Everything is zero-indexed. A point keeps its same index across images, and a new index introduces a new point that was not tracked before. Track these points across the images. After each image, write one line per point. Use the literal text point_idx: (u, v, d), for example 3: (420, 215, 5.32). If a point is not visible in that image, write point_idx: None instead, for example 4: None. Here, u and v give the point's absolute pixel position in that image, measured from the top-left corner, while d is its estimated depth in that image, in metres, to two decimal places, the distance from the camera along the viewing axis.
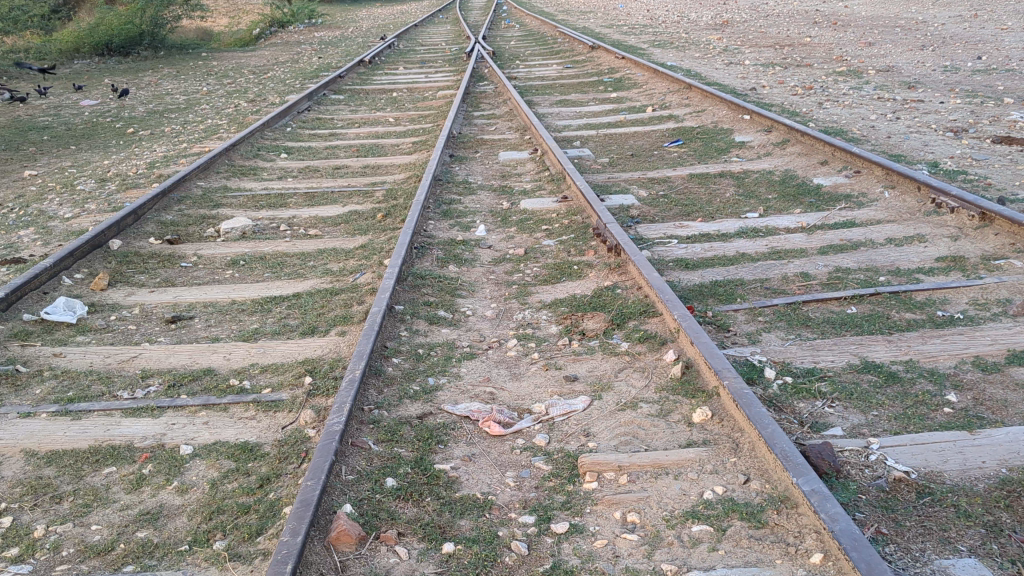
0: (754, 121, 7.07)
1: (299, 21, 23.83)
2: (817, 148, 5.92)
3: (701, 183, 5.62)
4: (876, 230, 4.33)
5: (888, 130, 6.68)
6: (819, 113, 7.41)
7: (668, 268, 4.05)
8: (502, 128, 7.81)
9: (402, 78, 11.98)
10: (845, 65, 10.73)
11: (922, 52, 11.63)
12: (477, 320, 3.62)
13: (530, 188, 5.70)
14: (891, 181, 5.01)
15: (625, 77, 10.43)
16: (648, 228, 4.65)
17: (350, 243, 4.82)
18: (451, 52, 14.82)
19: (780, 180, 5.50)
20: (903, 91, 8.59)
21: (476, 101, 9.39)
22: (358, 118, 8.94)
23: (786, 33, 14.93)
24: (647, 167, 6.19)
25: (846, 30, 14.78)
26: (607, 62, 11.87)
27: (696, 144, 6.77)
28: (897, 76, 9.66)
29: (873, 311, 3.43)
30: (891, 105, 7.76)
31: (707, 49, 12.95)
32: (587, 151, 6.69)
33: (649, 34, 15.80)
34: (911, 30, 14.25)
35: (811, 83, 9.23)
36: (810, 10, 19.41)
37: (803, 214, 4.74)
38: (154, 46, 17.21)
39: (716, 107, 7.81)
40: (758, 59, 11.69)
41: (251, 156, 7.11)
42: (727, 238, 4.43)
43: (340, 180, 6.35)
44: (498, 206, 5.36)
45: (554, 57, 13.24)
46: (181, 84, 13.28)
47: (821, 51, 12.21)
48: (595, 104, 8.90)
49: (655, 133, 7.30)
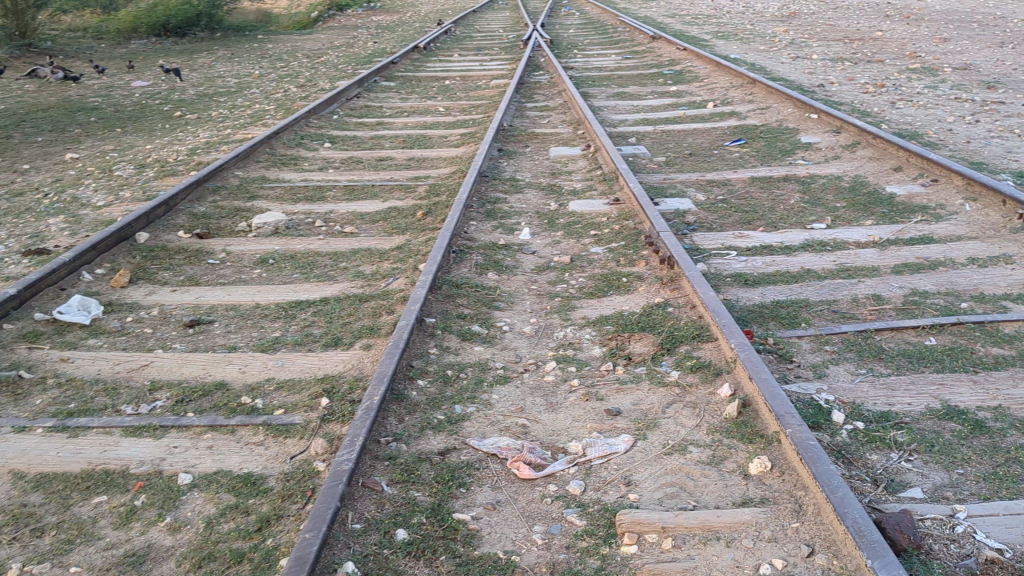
0: (822, 120, 6.66)
1: (357, 5, 23.65)
2: (891, 152, 5.51)
3: (764, 187, 5.26)
4: (958, 248, 3.94)
5: (967, 134, 6.23)
6: (892, 113, 6.97)
7: (725, 284, 3.71)
8: (554, 121, 7.49)
9: (456, 65, 11.71)
10: (920, 62, 10.20)
11: (1002, 50, 11.04)
12: (514, 337, 3.32)
13: (580, 187, 5.38)
14: (973, 193, 4.60)
15: (686, 69, 10.04)
16: (705, 237, 4.31)
17: (386, 242, 4.56)
18: (508, 40, 14.51)
19: (850, 187, 5.11)
20: (983, 92, 8.08)
21: (530, 92, 9.08)
22: (406, 107, 8.68)
23: (856, 27, 14.36)
24: (706, 167, 5.83)
25: (920, 25, 14.15)
26: (668, 53, 11.47)
27: (759, 144, 6.39)
28: (975, 75, 9.14)
29: (956, 344, 3.05)
30: (970, 107, 7.28)
31: (773, 42, 12.46)
32: (642, 149, 6.34)
33: (712, 26, 15.31)
34: (989, 26, 13.60)
35: (882, 81, 8.75)
36: (882, 2, 18.73)
37: (875, 226, 4.35)
38: (210, 27, 17.18)
39: (781, 104, 7.40)
40: (827, 53, 11.19)
41: (294, 144, 6.89)
42: (791, 252, 4.07)
43: (383, 173, 6.09)
44: (545, 207, 5.05)
45: (613, 47, 12.86)
46: (234, 67, 13.16)
47: (892, 47, 11.68)
48: (653, 98, 8.52)
49: (715, 131, 6.93)
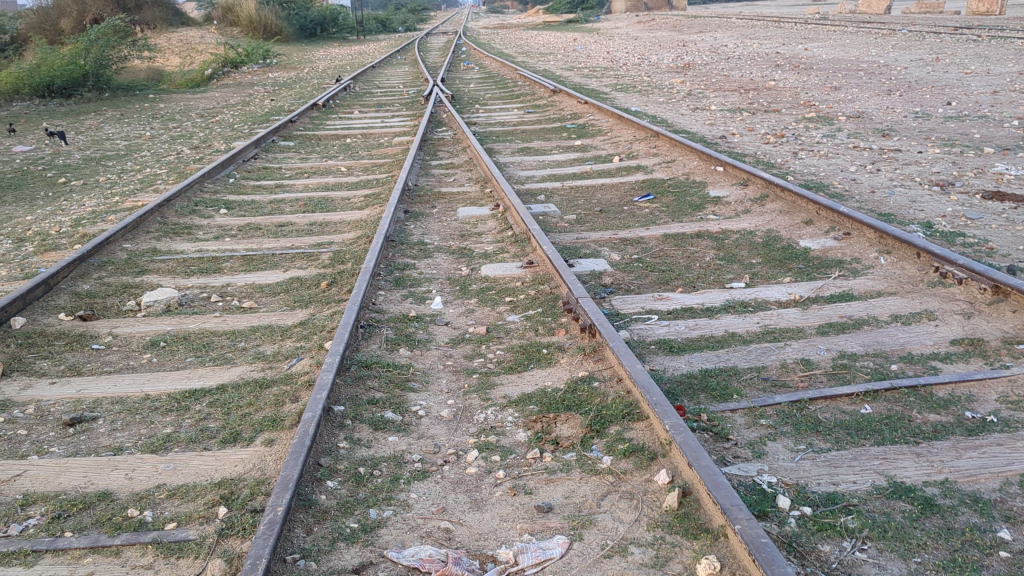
0: (728, 173, 6.66)
1: (252, 62, 23.27)
2: (800, 205, 5.50)
3: (678, 245, 5.16)
4: (879, 305, 3.88)
5: (870, 183, 6.30)
6: (795, 164, 7.04)
7: (649, 352, 3.55)
8: (460, 179, 7.32)
9: (357, 122, 11.50)
10: (814, 111, 10.46)
11: (890, 97, 11.42)
12: (431, 423, 3.08)
13: (491, 249, 5.19)
14: (887, 246, 4.59)
15: (589, 122, 10.05)
16: (624, 300, 4.15)
17: (288, 317, 4.27)
18: (409, 95, 14.40)
19: (764, 242, 5.05)
20: (878, 140, 8.27)
21: (433, 149, 8.92)
22: (306, 168, 8.40)
23: (749, 76, 14.75)
24: (618, 225, 5.72)
25: (810, 74, 14.61)
26: (570, 107, 11.49)
27: (669, 199, 6.33)
28: (868, 123, 9.38)
29: (892, 412, 2.94)
30: (869, 156, 7.41)
31: (671, 94, 12.65)
32: (552, 207, 6.21)
33: (611, 78, 15.53)
34: (874, 74, 14.13)
35: (782, 131, 8.90)
36: (771, 52, 19.38)
37: (794, 284, 4.28)
38: (98, 87, 16.61)
39: (686, 157, 7.39)
40: (725, 104, 11.40)
41: (187, 211, 6.54)
42: (713, 314, 3.95)
43: (283, 240, 5.79)
44: (456, 271, 4.84)
45: (515, 101, 12.86)
46: (123, 129, 12.64)
47: (787, 96, 11.98)
48: (559, 153, 8.45)
49: (624, 186, 6.86)
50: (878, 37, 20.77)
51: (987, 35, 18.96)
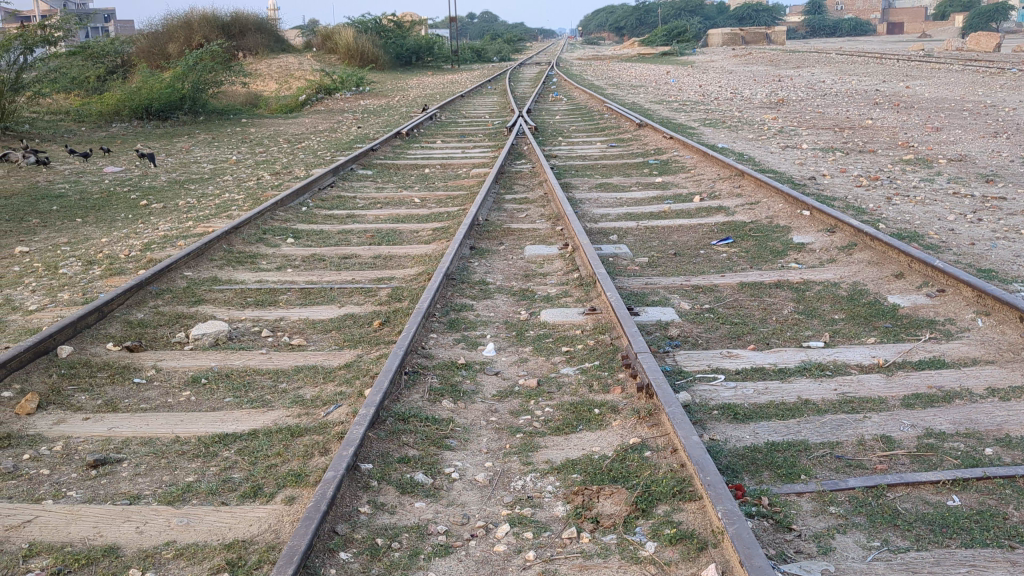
0: (814, 218, 6.29)
1: (345, 89, 23.60)
2: (891, 257, 5.11)
3: (754, 294, 4.83)
4: (974, 375, 3.49)
5: (970, 234, 5.86)
6: (888, 210, 6.62)
7: (711, 419, 3.24)
8: (533, 215, 7.11)
9: (438, 152, 11.42)
10: (913, 152, 9.95)
11: (996, 139, 10.83)
12: (463, 487, 2.84)
13: (554, 292, 4.94)
14: (985, 306, 4.19)
15: (673, 159, 9.75)
16: (689, 356, 3.85)
17: (334, 358, 4.09)
18: (494, 125, 14.31)
19: (848, 296, 4.69)
20: (981, 186, 7.77)
21: (510, 182, 8.74)
22: (381, 198, 8.30)
23: (846, 114, 14.24)
24: (692, 270, 5.40)
25: (911, 113, 14.02)
26: (655, 142, 11.20)
27: (749, 244, 5.99)
28: (971, 167, 8.86)
29: (984, 506, 2.58)
30: (970, 204, 6.94)
31: (761, 130, 12.25)
32: (623, 248, 5.93)
33: (701, 112, 15.19)
34: (980, 114, 13.48)
35: (876, 173, 8.45)
36: (870, 89, 18.75)
37: (879, 346, 3.91)
38: (194, 110, 17.01)
39: (771, 199, 7.03)
40: (817, 142, 10.96)
41: (254, 239, 6.47)
42: (786, 377, 3.62)
43: (344, 272, 5.65)
44: (514, 315, 4.60)
45: (599, 134, 12.64)
46: (211, 152, 12.84)
47: (884, 135, 11.47)
48: (638, 190, 8.17)
49: (702, 227, 6.55)
50: (985, 76, 19.93)
51: None
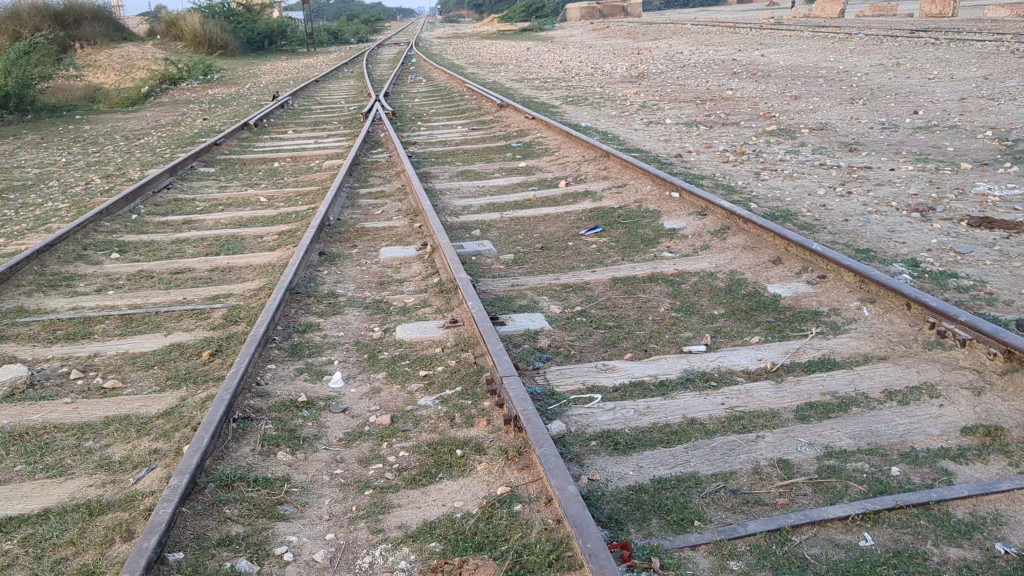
0: (684, 200, 6.00)
1: (193, 78, 22.31)
2: (767, 240, 4.85)
3: (629, 291, 4.47)
4: (868, 377, 3.21)
5: (842, 210, 5.68)
6: (758, 187, 6.41)
7: (589, 452, 2.82)
8: (389, 211, 6.59)
9: (288, 144, 10.72)
10: (775, 123, 9.88)
11: (853, 106, 10.91)
12: (299, 571, 2.33)
13: (411, 300, 4.45)
14: (870, 293, 3.95)
15: (536, 141, 9.37)
16: (561, 373, 3.43)
17: (154, 403, 3.48)
18: (350, 111, 13.65)
19: (727, 288, 4.38)
20: (845, 156, 7.70)
21: (365, 174, 8.18)
22: (223, 199, 7.60)
23: (706, 85, 14.22)
24: (560, 266, 5.01)
25: (769, 82, 14.11)
26: (517, 123, 10.80)
27: (619, 232, 5.64)
28: (834, 136, 8.82)
29: (902, 545, 2.25)
30: (837, 176, 6.81)
31: (624, 106, 12.04)
32: (487, 244, 5.48)
33: (564, 89, 14.91)
34: (835, 80, 13.66)
35: (742, 146, 8.28)
36: (727, 59, 18.90)
37: (765, 346, 3.59)
38: (21, 108, 15.64)
39: (639, 181, 6.72)
40: (680, 116, 10.79)
41: (72, 257, 5.71)
42: (668, 392, 3.24)
43: (176, 290, 5.00)
44: (367, 331, 4.09)
45: (459, 117, 12.16)
46: (37, 155, 11.70)
47: (745, 106, 11.41)
48: (502, 176, 7.75)
49: (570, 216, 6.17)
50: (834, 42, 20.40)
51: (946, 38, 18.66)
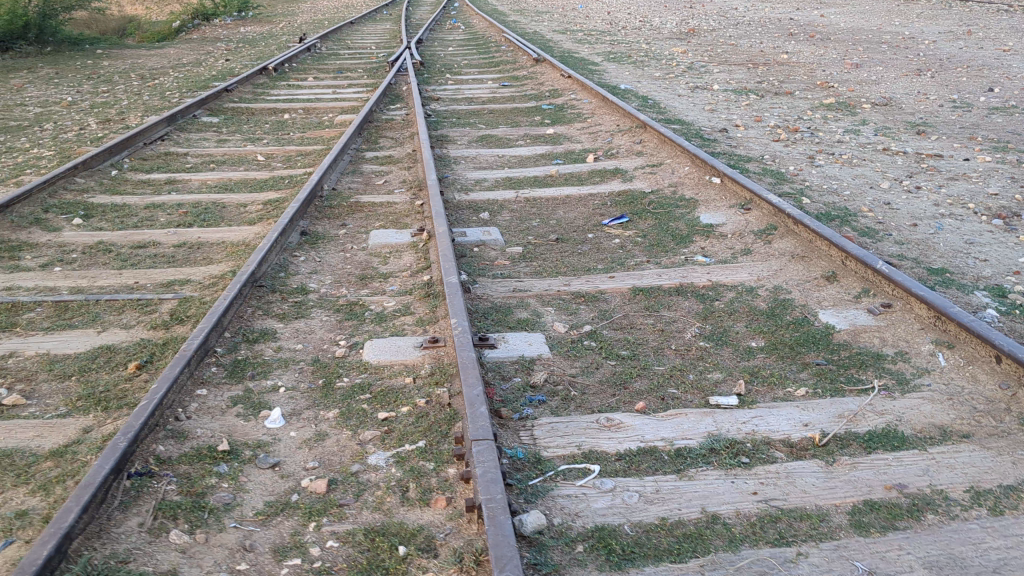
0: (725, 188, 5.23)
1: (227, 14, 21.54)
2: (820, 250, 4.09)
3: (650, 309, 3.74)
4: (948, 465, 2.47)
5: (909, 211, 4.88)
6: (811, 175, 5.61)
7: (571, 564, 2.13)
8: (392, 181, 5.88)
9: (304, 93, 10.00)
10: (833, 95, 8.98)
11: (921, 78, 9.96)
12: None
13: (391, 304, 3.75)
14: (947, 334, 3.19)
15: (569, 103, 8.59)
16: (552, 429, 2.72)
17: (51, 433, 2.82)
18: (378, 58, 12.89)
19: (770, 311, 3.64)
20: (912, 139, 6.85)
21: (376, 133, 7.47)
22: (217, 155, 6.92)
23: (759, 47, 13.26)
24: (574, 267, 4.28)
25: (828, 46, 13.11)
26: (551, 81, 9.98)
27: (647, 224, 4.89)
28: (899, 113, 7.94)
29: None
30: (904, 165, 5.99)
31: (669, 67, 11.14)
32: (492, 232, 4.76)
33: (606, 44, 13.99)
34: (899, 47, 12.65)
35: (794, 122, 7.45)
36: (784, 17, 17.75)
37: (813, 405, 2.86)
38: (40, 40, 14.96)
39: (676, 161, 5.94)
40: (729, 81, 9.91)
41: (27, 222, 5.06)
42: (686, 467, 2.52)
43: (130, 271, 4.32)
44: (332, 344, 3.40)
45: (491, 70, 11.36)
46: (45, 92, 11.05)
47: (801, 73, 10.51)
48: (525, 145, 7.01)
49: (593, 199, 5.43)
50: (900, 3, 19.13)
51: (1021, 5, 17.35)
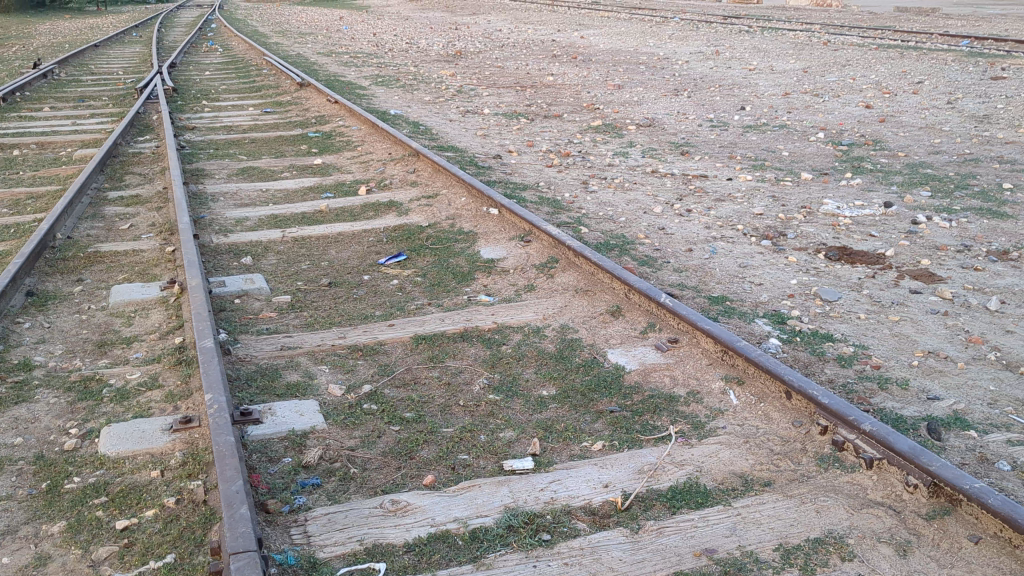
0: (503, 218, 5.05)
1: None
2: (604, 283, 3.97)
3: (433, 358, 3.44)
4: (755, 521, 2.33)
5: (684, 235, 4.89)
6: (587, 201, 5.55)
7: None
8: (139, 225, 5.28)
9: (39, 125, 9.02)
10: (599, 117, 9.11)
11: (679, 98, 10.34)
12: None
13: (136, 377, 3.24)
14: (735, 370, 3.12)
15: (336, 130, 8.20)
16: (328, 522, 2.37)
17: None
18: (126, 85, 11.93)
19: (558, 352, 3.44)
20: (678, 160, 7.00)
21: (122, 169, 6.77)
22: None
23: (525, 68, 13.41)
24: (349, 314, 3.92)
25: (590, 67, 13.45)
26: (318, 107, 9.55)
27: (425, 261, 4.61)
28: (663, 134, 8.14)
29: None
30: (674, 187, 6.07)
31: (438, 90, 10.99)
32: (255, 279, 4.31)
33: (373, 67, 13.69)
34: (656, 68, 13.18)
35: (566, 146, 7.45)
36: (547, 39, 18.18)
37: (614, 461, 2.66)
38: None
39: (451, 190, 5.72)
40: (499, 105, 9.88)
41: None
42: (483, 553, 2.24)
43: None
44: (61, 433, 2.86)
45: (252, 96, 10.76)
46: None
47: (568, 95, 10.65)
48: (290, 177, 6.56)
49: (366, 234, 5.09)
50: (652, 25, 20.09)
51: (759, 26, 18.67)
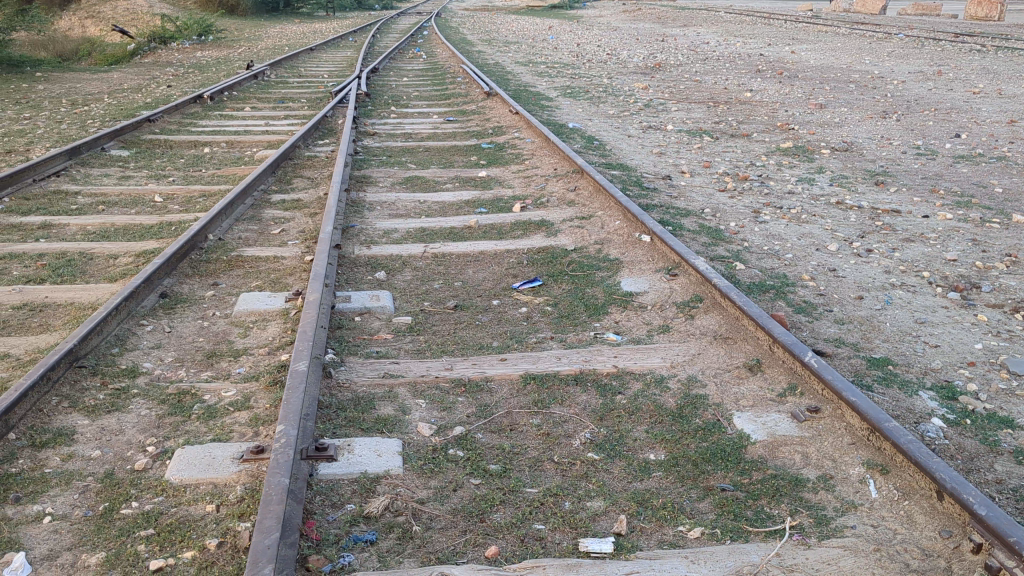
0: (654, 246, 4.67)
1: (188, 37, 20.99)
2: (746, 331, 3.52)
3: (538, 402, 3.13)
4: None
5: (856, 279, 4.33)
6: (754, 233, 5.07)
7: None
8: (290, 230, 5.28)
9: (235, 124, 9.43)
10: (792, 138, 8.48)
11: (886, 121, 9.49)
12: None
13: (229, 396, 3.13)
14: (880, 454, 2.62)
15: (510, 142, 8.05)
16: None
17: None
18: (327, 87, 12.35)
19: (678, 409, 3.05)
20: (870, 191, 6.34)
21: (294, 172, 6.89)
22: (113, 194, 6.30)
23: (723, 84, 12.83)
24: (465, 342, 3.68)
25: (794, 84, 12.69)
26: (499, 117, 9.46)
27: (561, 290, 4.31)
28: (859, 161, 7.44)
29: None
30: (857, 221, 5.46)
31: (626, 103, 10.65)
32: (381, 296, 4.15)
33: (567, 78, 13.51)
34: (867, 87, 12.25)
35: (746, 169, 6.93)
36: (754, 53, 17.39)
37: (707, 555, 2.26)
38: None
39: (608, 213, 5.39)
40: (685, 121, 9.42)
41: None
42: None
43: None
44: (136, 451, 2.77)
45: (441, 103, 10.83)
46: None
47: (763, 113, 10.03)
48: (451, 188, 6.44)
49: (508, 255, 4.85)
50: (872, 41, 18.83)
51: (994, 45, 17.08)
